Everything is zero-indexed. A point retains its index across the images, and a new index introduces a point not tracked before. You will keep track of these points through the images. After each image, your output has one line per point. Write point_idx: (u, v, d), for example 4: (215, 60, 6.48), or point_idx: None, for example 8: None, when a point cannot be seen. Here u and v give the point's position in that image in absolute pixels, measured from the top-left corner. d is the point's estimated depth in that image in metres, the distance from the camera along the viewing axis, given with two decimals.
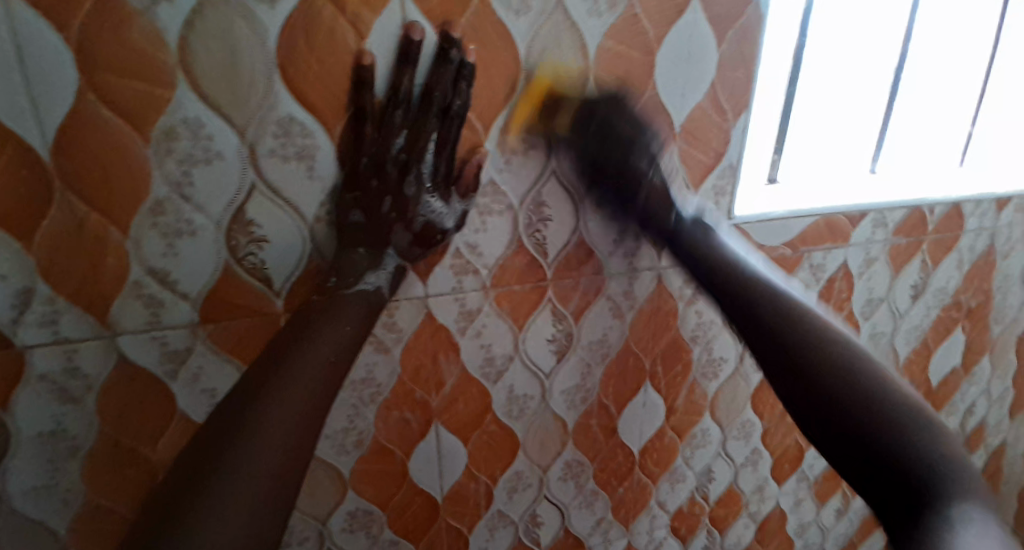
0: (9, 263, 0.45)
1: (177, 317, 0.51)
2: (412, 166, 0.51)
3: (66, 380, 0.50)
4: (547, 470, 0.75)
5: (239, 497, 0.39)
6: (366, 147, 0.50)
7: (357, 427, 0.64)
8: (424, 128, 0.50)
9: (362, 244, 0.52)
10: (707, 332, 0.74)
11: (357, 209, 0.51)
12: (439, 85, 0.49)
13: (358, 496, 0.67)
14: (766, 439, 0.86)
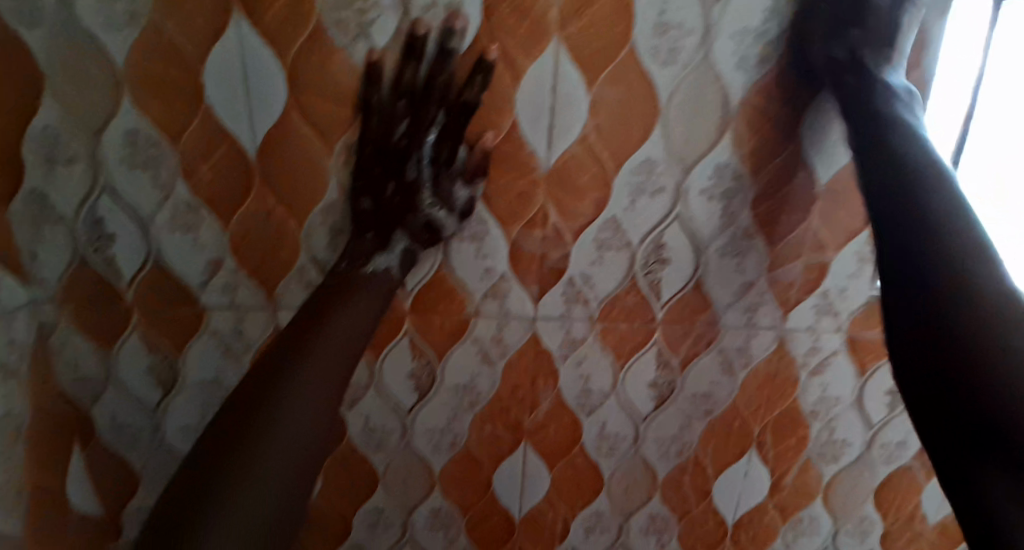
0: (211, 238, 0.55)
1: None
2: (417, 154, 0.52)
3: (231, 339, 0.59)
4: (629, 517, 0.74)
5: (290, 450, 0.44)
6: (370, 135, 0.52)
7: (451, 430, 0.68)
8: (428, 118, 0.51)
9: (369, 232, 0.55)
10: (830, 410, 0.68)
11: (366, 196, 0.54)
12: (437, 77, 0.50)
13: (443, 496, 0.71)
14: (884, 544, 0.77)
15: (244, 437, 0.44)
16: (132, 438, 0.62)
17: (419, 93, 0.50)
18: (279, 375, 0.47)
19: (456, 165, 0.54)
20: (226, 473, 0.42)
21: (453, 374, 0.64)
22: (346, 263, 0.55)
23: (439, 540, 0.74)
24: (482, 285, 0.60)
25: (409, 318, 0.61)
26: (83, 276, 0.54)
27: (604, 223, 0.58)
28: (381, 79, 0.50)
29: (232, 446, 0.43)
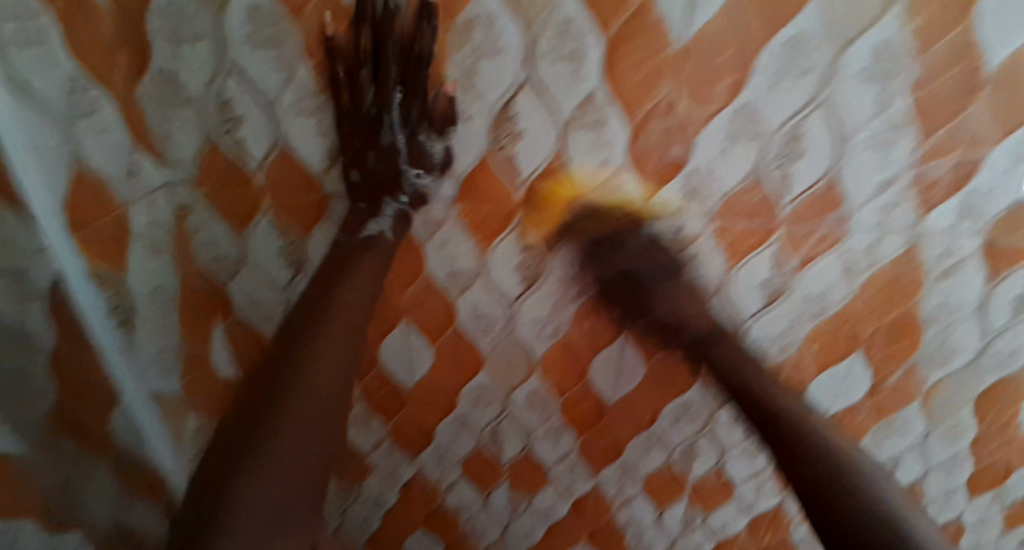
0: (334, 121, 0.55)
1: (439, 193, 0.58)
2: (388, 118, 0.54)
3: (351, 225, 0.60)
4: (718, 410, 0.74)
5: (321, 404, 0.51)
6: (343, 111, 0.54)
7: (554, 322, 0.68)
8: (388, 82, 0.52)
9: (361, 201, 0.58)
10: (950, 316, 0.64)
11: (354, 169, 0.57)
12: (388, 41, 0.49)
13: (541, 379, 0.74)
14: (976, 450, 0.74)
15: (270, 384, 0.51)
16: (264, 314, 0.66)
17: (377, 58, 0.50)
18: (303, 333, 0.54)
19: (427, 125, 0.54)
20: (266, 420, 0.48)
21: (560, 267, 0.64)
22: (345, 231, 0.60)
23: (535, 417, 0.79)
24: (597, 178, 0.56)
25: (520, 212, 0.58)
26: (220, 160, 0.56)
27: (737, 108, 0.52)
28: (339, 52, 0.50)
29: (272, 407, 0.49)
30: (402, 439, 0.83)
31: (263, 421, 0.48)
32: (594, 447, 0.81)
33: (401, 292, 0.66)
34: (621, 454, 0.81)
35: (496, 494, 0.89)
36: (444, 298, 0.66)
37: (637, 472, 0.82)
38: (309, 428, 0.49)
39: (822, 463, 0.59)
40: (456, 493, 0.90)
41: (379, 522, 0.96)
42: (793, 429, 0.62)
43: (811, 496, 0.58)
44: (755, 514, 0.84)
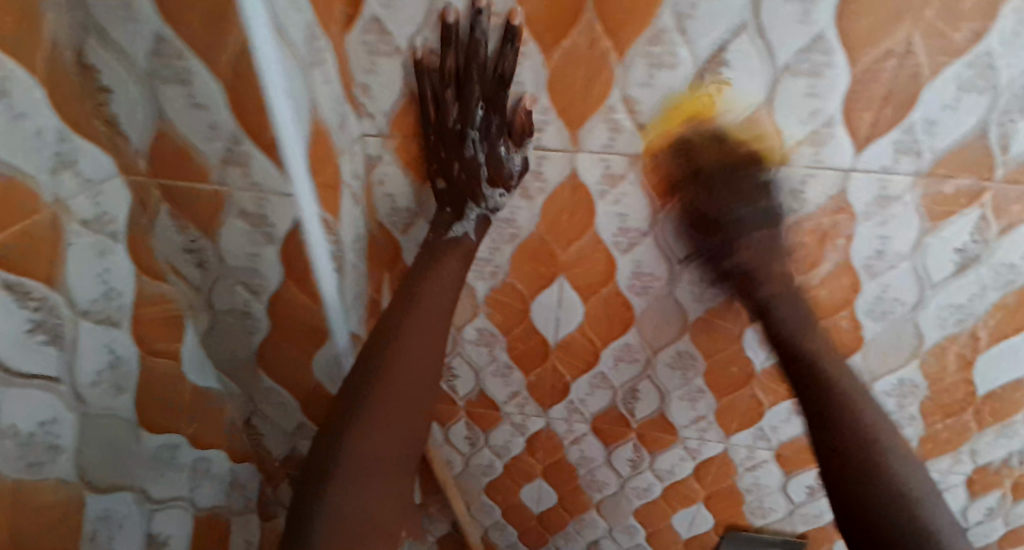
0: (532, 72, 0.52)
1: (626, 145, 0.55)
2: (470, 133, 0.55)
3: (531, 179, 0.60)
4: (875, 380, 0.73)
5: (410, 386, 0.58)
6: (430, 125, 0.55)
7: (718, 282, 0.65)
8: (472, 99, 0.52)
9: (448, 206, 0.61)
10: None
11: (439, 178, 0.59)
12: (473, 62, 0.50)
13: (690, 341, 0.72)
14: None
15: (364, 374, 0.58)
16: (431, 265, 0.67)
17: (463, 78, 0.51)
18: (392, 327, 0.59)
19: (506, 137, 0.55)
20: (364, 397, 0.56)
21: (735, 227, 0.60)
22: (433, 234, 0.62)
23: (675, 380, 0.77)
24: (800, 130, 0.53)
25: (707, 159, 0.57)
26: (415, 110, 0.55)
27: (974, 57, 0.48)
28: (428, 71, 0.52)
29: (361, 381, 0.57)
30: (538, 393, 0.84)
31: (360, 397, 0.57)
32: (732, 411, 0.80)
33: (563, 250, 0.65)
34: (760, 417, 0.80)
35: (621, 449, 0.89)
36: (606, 255, 0.64)
37: (773, 438, 0.83)
38: (393, 406, 0.57)
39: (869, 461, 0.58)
40: (579, 448, 0.91)
41: (499, 469, 0.99)
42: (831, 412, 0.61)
43: (844, 485, 0.58)
44: None
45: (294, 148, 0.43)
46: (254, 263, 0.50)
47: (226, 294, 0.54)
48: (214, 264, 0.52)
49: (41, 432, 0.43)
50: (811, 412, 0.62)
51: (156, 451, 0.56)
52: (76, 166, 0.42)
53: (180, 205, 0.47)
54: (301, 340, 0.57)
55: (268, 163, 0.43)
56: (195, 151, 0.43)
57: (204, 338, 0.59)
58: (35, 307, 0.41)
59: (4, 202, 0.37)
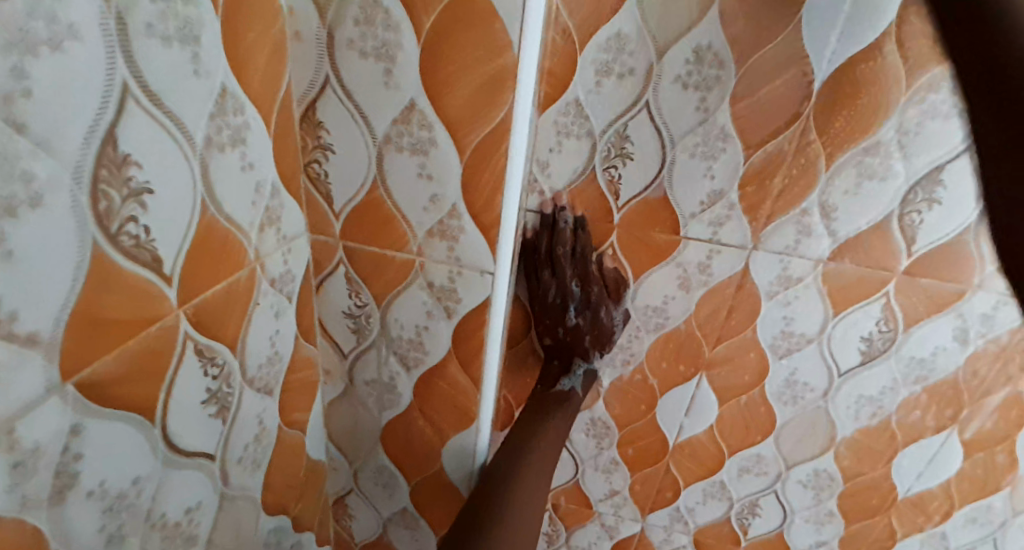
0: (726, 166, 0.48)
1: (813, 251, 0.51)
2: (571, 305, 0.56)
3: (694, 271, 0.55)
4: (1021, 515, 0.66)
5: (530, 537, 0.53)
6: (533, 296, 0.57)
7: (879, 400, 0.60)
8: (567, 276, 0.54)
9: (556, 360, 0.60)
10: None
11: (546, 337, 0.59)
12: (559, 247, 0.53)
13: (834, 459, 0.65)
14: None
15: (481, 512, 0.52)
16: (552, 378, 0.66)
17: (557, 262, 0.54)
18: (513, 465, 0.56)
19: (607, 300, 0.56)
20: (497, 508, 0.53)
21: (914, 344, 0.55)
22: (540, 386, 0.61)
23: (803, 498, 0.69)
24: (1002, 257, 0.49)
25: (897, 278, 0.52)
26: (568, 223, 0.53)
27: None
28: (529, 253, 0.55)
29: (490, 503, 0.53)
30: (639, 495, 0.74)
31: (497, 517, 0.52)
32: (858, 539, 0.72)
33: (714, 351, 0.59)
34: (889, 548, 0.72)
35: None
36: (761, 359, 0.60)
37: None
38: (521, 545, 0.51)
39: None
40: None
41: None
42: None
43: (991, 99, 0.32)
44: None
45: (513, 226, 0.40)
46: (421, 335, 0.46)
47: (373, 365, 0.50)
48: (372, 334, 0.48)
49: (185, 519, 0.37)
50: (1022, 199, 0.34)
51: (268, 535, 0.50)
52: (279, 222, 0.39)
53: (361, 267, 0.44)
54: (441, 421, 0.52)
55: (482, 243, 0.40)
56: (402, 221, 0.41)
57: (329, 405, 0.54)
58: (215, 374, 0.36)
59: (218, 257, 0.33)
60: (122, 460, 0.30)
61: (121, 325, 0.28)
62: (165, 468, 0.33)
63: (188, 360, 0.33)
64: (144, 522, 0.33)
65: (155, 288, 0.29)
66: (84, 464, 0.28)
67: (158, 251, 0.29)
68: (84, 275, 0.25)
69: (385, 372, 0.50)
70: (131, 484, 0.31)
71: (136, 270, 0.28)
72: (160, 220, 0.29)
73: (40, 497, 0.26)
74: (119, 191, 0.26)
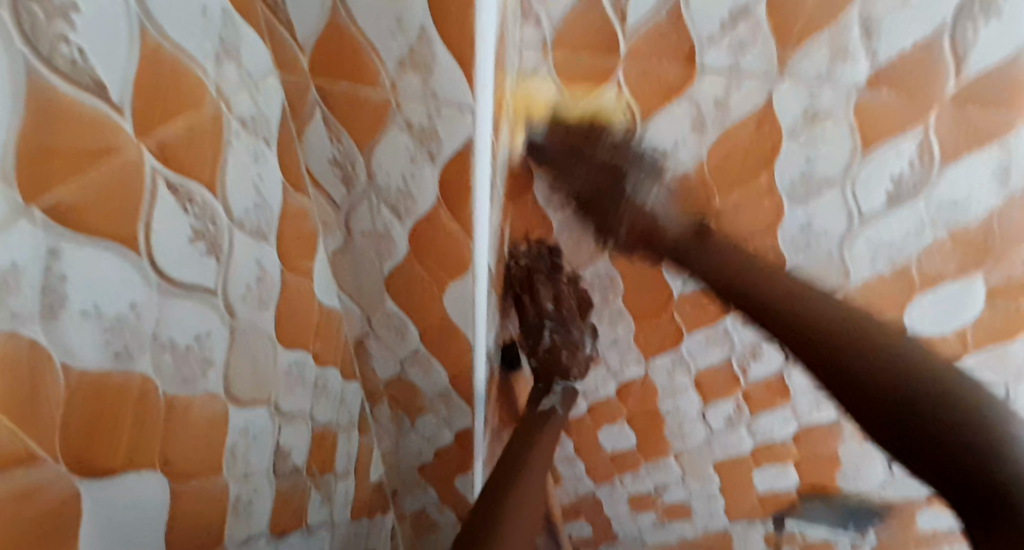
0: None
1: (846, 78, 0.46)
2: (547, 323, 0.72)
3: (707, 109, 0.51)
4: None
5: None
6: (520, 323, 0.75)
7: (900, 248, 0.57)
8: (541, 299, 0.71)
9: (539, 383, 0.80)
10: None
11: (529, 353, 0.78)
12: (538, 273, 0.70)
13: (843, 307, 0.64)
14: None
15: None
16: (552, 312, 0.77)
17: (534, 286, 0.71)
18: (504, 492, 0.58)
19: (577, 321, 0.73)
20: None
21: (949, 185, 0.51)
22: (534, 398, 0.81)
23: None
24: None
25: (940, 110, 0.46)
26: (570, 64, 0.51)
27: None
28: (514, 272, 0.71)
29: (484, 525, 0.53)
30: (643, 342, 0.77)
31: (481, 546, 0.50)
32: None
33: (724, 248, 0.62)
34: None
35: (721, 407, 0.84)
36: (774, 205, 0.57)
37: None
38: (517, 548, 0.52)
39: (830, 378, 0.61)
40: (675, 400, 0.85)
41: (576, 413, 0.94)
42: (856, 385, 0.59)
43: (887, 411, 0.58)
44: None
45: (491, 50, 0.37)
46: (408, 183, 0.46)
47: (366, 216, 0.50)
48: (360, 182, 0.47)
49: (197, 345, 0.40)
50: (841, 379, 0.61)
51: (288, 366, 0.54)
52: (238, 55, 0.37)
53: (340, 110, 0.43)
54: (437, 269, 0.53)
55: (455, 73, 0.37)
56: (370, 50, 0.38)
57: (333, 257, 0.56)
58: (197, 213, 0.37)
59: (172, 88, 0.33)
60: (113, 286, 0.32)
61: (74, 152, 0.28)
62: (163, 297, 0.36)
63: (160, 193, 0.34)
64: (151, 343, 0.36)
65: (105, 117, 0.29)
66: (70, 286, 0.29)
67: (99, 75, 0.28)
68: (23, 102, 0.25)
69: (380, 220, 0.50)
70: (128, 307, 0.33)
71: (79, 97, 0.28)
72: (93, 43, 0.27)
73: (32, 312, 0.28)
74: (40, 6, 0.25)
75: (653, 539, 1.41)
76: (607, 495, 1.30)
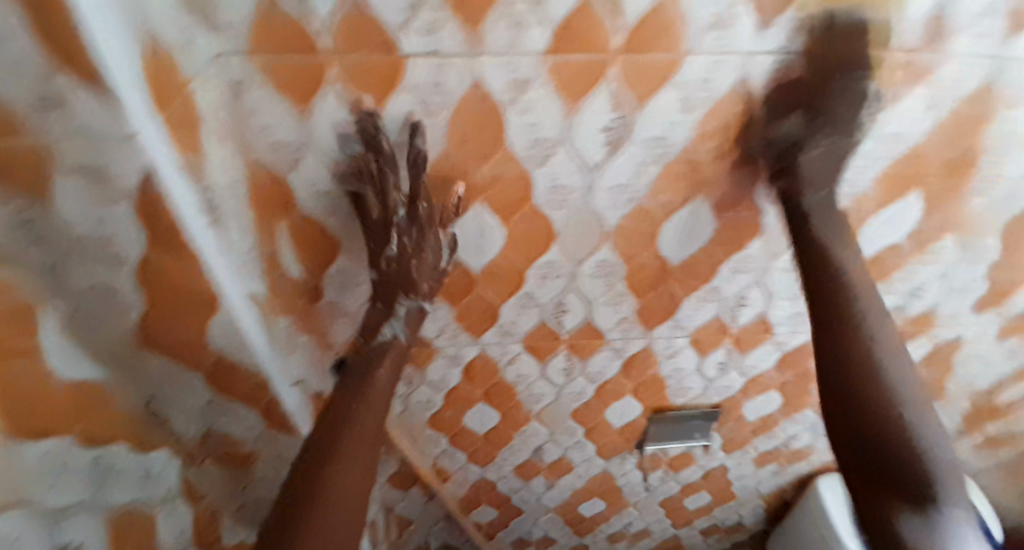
0: None
1: (532, 45, 0.50)
2: (390, 221, 0.59)
3: (429, 95, 0.53)
4: (773, 260, 0.82)
5: (353, 491, 0.59)
6: (369, 215, 0.59)
7: (632, 186, 0.66)
8: (385, 191, 0.57)
9: (378, 303, 0.66)
10: (1011, 142, 0.67)
11: (373, 265, 0.63)
12: (372, 160, 0.55)
13: (611, 249, 0.76)
14: (988, 274, 0.86)
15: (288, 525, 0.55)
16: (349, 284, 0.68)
17: (374, 176, 0.56)
18: (326, 445, 0.59)
19: (432, 228, 0.61)
20: (297, 525, 0.55)
21: (647, 125, 0.59)
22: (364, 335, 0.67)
23: (598, 285, 0.83)
24: (707, 13, 0.49)
25: (619, 62, 0.52)
26: (274, 66, 0.48)
27: None
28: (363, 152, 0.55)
29: (332, 444, 0.59)
30: (471, 322, 0.87)
31: (300, 504, 0.56)
32: (652, 305, 0.88)
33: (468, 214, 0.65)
34: (678, 309, 0.90)
35: (555, 361, 0.99)
36: (521, 172, 0.61)
37: (686, 325, 0.95)
38: (348, 508, 0.58)
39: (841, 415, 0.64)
40: (515, 365, 0.99)
41: (445, 391, 1.03)
42: (860, 394, 0.62)
43: (863, 465, 0.62)
44: (782, 351, 1.06)
45: (126, 76, 0.41)
46: (105, 227, 0.48)
47: (84, 275, 0.50)
48: (59, 245, 0.47)
49: None
50: (828, 393, 0.65)
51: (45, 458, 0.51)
52: None
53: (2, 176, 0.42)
54: (181, 301, 0.57)
55: (104, 107, 0.41)
56: (7, 102, 0.40)
57: (72, 340, 0.52)
58: None
59: None
60: None
61: None
62: None
63: None
64: None
65: None
66: None
67: None
68: None
69: (94, 278, 0.51)
70: None
71: None
72: None
73: None
74: None
75: (551, 500, 1.49)
76: (496, 474, 1.35)
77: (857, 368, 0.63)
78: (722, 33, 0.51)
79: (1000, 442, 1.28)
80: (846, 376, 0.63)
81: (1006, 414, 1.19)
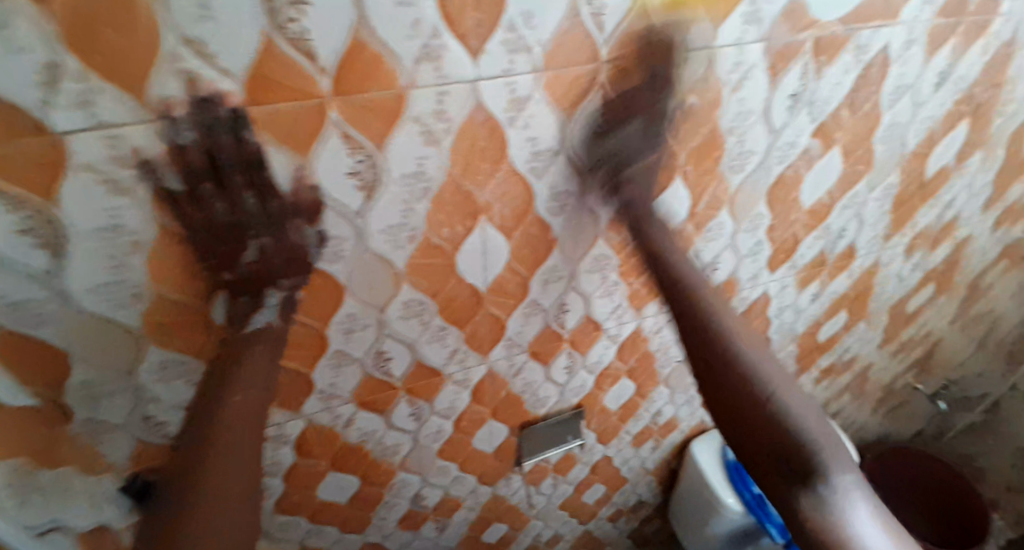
0: (32, 28, 0.39)
1: (219, 99, 0.46)
2: (242, 221, 0.53)
3: (113, 169, 0.47)
4: (578, 264, 0.84)
5: (241, 461, 0.55)
6: (212, 214, 0.52)
7: (408, 224, 0.63)
8: (237, 190, 0.51)
9: (243, 296, 0.59)
10: (744, 123, 0.74)
11: (224, 270, 0.56)
12: (219, 149, 0.49)
13: (410, 288, 0.71)
14: (768, 235, 0.96)
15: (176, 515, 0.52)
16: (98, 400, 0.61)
17: (219, 169, 0.50)
18: (206, 424, 0.56)
19: (293, 219, 0.55)
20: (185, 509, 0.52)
21: (398, 163, 0.56)
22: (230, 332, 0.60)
23: (413, 327, 0.79)
24: (412, 46, 0.49)
25: (335, 104, 0.50)
26: None
27: None
28: (192, 148, 0.48)
29: (202, 444, 0.55)
30: (286, 393, 0.79)
31: (194, 482, 0.53)
32: (479, 332, 0.86)
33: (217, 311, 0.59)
34: (507, 329, 0.90)
35: (398, 409, 0.93)
36: (273, 240, 0.56)
37: (521, 341, 0.94)
38: (235, 494, 0.54)
39: (708, 372, 0.67)
40: (356, 424, 0.91)
41: (283, 471, 0.93)
42: (732, 385, 0.65)
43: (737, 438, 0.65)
44: (618, 341, 1.09)
45: None
46: None
47: None
48: None
49: None
50: (714, 396, 0.66)
51: None
52: None
53: None
54: None
55: None
56: None
57: None
58: None
59: None
60: None
61: None
62: None
63: None
64: None
65: None
66: None
67: None
68: None
69: None
70: None
71: None
72: None
73: None
74: None
75: (449, 540, 1.43)
76: (379, 534, 1.25)
77: (724, 360, 0.66)
78: (430, 61, 0.51)
79: (829, 373, 1.43)
80: (706, 377, 0.67)
81: (826, 347, 1.34)
